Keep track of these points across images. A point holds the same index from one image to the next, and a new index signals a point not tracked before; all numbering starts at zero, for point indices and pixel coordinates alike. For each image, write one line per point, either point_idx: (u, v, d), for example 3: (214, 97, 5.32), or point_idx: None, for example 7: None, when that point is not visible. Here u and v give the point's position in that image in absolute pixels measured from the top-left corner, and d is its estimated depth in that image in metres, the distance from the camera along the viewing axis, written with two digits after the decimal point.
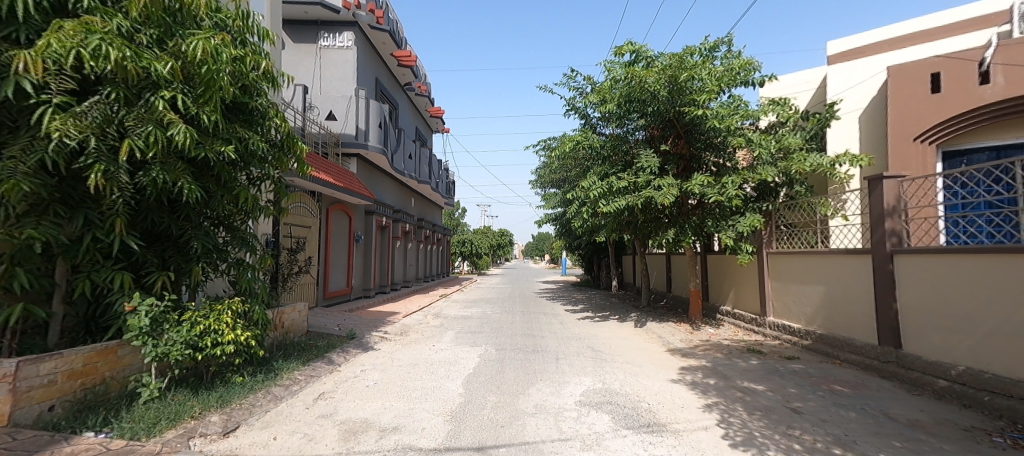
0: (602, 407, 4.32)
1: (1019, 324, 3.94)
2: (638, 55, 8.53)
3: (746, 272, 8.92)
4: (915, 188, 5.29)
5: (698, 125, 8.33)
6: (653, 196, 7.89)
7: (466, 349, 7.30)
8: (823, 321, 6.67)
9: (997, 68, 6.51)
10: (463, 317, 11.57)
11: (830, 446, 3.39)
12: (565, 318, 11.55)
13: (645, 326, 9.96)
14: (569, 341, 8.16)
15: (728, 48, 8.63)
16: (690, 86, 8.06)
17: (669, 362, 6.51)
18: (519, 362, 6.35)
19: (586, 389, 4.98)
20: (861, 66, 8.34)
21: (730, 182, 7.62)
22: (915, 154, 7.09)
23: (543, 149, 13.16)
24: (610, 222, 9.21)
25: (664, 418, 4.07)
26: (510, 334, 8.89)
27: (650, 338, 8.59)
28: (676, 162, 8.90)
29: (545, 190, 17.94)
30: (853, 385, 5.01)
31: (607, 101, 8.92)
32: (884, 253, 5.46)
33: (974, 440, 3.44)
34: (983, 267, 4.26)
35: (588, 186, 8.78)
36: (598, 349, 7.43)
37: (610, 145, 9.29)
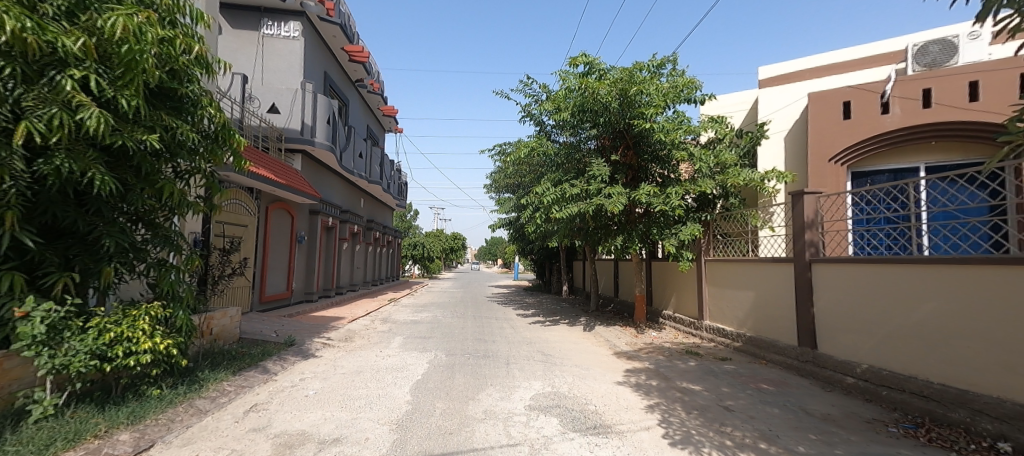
0: (551, 411, 4.37)
1: (910, 327, 4.45)
2: (591, 66, 8.84)
3: (686, 278, 9.42)
4: (831, 203, 5.81)
5: (646, 136, 8.72)
6: (603, 203, 8.12)
7: (414, 355, 7.13)
8: (752, 324, 7.18)
9: (895, 100, 7.36)
10: (412, 322, 11.30)
11: (756, 441, 3.65)
12: (516, 322, 11.62)
13: (593, 330, 10.20)
14: (518, 345, 8.21)
15: (673, 67, 9.13)
16: (638, 100, 8.37)
17: (615, 365, 6.71)
18: (469, 367, 6.29)
19: (535, 394, 5.02)
20: (786, 91, 9.12)
21: (674, 193, 8.00)
22: (831, 173, 7.80)
23: (498, 154, 13.25)
24: (563, 228, 9.42)
25: (610, 419, 4.19)
26: (461, 339, 8.79)
27: (598, 341, 8.84)
28: (625, 171, 9.23)
29: (500, 195, 17.97)
30: (777, 383, 5.44)
31: (561, 110, 9.19)
32: (804, 262, 5.95)
33: (874, 431, 3.84)
34: (884, 276, 4.76)
35: (542, 192, 8.94)
36: (547, 353, 7.51)
37: (564, 153, 9.60)
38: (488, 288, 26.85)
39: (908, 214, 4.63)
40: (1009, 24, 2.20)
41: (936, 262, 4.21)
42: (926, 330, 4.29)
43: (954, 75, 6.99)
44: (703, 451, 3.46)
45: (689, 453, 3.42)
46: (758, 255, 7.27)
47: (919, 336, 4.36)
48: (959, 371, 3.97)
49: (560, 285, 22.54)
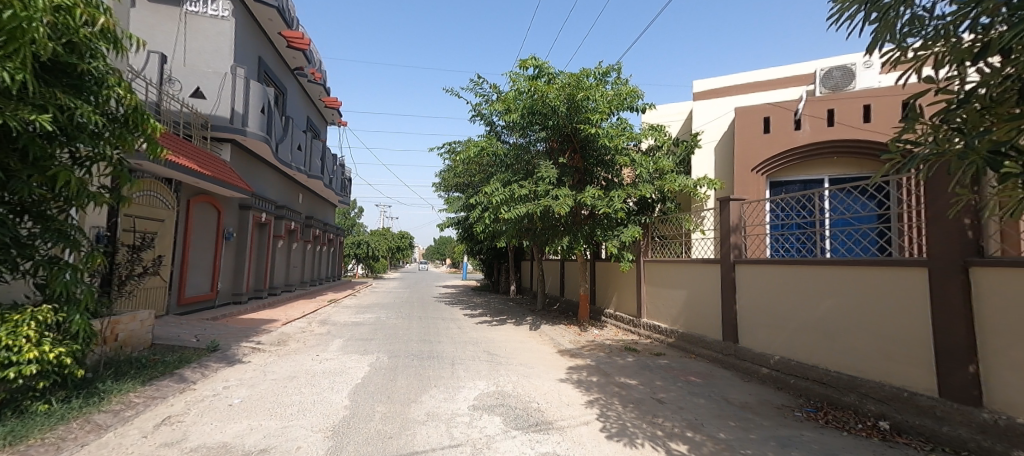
0: (494, 410, 4.38)
1: (814, 321, 4.96)
2: (541, 70, 9.01)
3: (627, 277, 9.83)
4: (752, 209, 6.31)
5: (592, 141, 9.00)
6: (551, 205, 8.26)
7: (354, 358, 6.85)
8: (683, 321, 7.64)
9: (806, 118, 8.16)
10: (354, 324, 10.86)
11: (684, 430, 3.89)
12: (463, 322, 11.55)
13: (539, 329, 10.36)
14: (464, 345, 8.15)
15: (618, 75, 9.49)
16: (585, 105, 8.55)
17: (558, 363, 6.87)
18: (412, 369, 6.15)
19: (479, 393, 5.00)
20: (717, 104, 9.81)
21: (617, 196, 8.32)
22: (753, 182, 8.50)
23: (447, 152, 13.08)
24: (511, 228, 9.48)
25: (551, 416, 4.27)
26: (405, 340, 8.58)
27: (543, 340, 9.00)
28: (572, 174, 9.46)
29: (449, 194, 17.72)
30: (704, 375, 5.83)
31: (511, 110, 9.29)
32: (729, 263, 6.44)
33: (783, 416, 4.24)
34: (796, 276, 5.26)
35: (491, 191, 8.95)
36: (492, 352, 7.52)
37: (513, 154, 9.74)
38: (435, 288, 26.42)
39: (813, 221, 5.16)
40: (891, 56, 2.52)
41: (836, 263, 4.72)
42: (826, 324, 4.79)
43: (853, 98, 7.87)
44: (636, 443, 3.63)
45: (624, 445, 3.57)
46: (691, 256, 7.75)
47: (821, 330, 4.85)
48: (851, 359, 4.47)
49: (508, 285, 22.64)
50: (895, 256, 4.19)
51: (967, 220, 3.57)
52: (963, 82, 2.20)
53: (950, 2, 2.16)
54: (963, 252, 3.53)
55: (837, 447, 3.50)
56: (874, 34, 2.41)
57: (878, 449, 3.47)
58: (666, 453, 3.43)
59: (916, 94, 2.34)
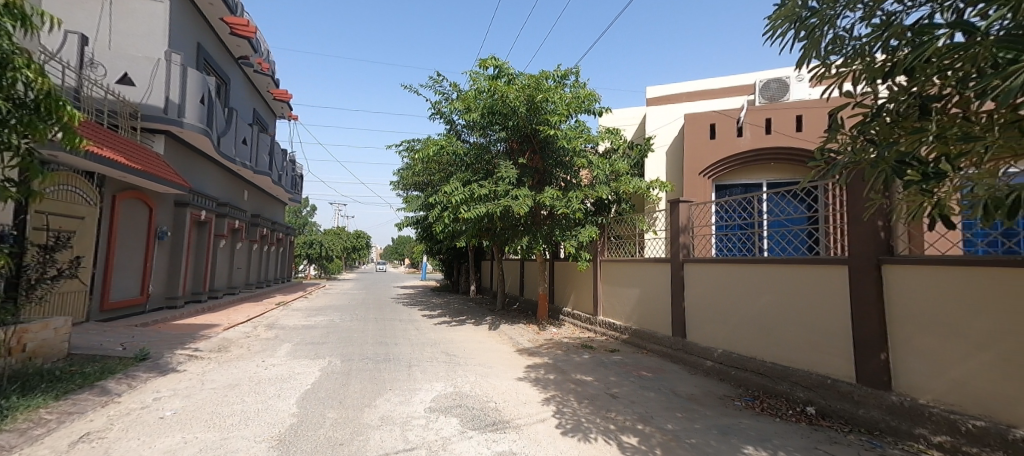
0: (451, 411, 4.33)
1: (753, 316, 5.28)
2: (501, 70, 9.04)
3: (584, 276, 10.04)
4: (699, 211, 6.61)
5: (551, 142, 9.11)
6: (510, 205, 8.28)
7: (304, 363, 6.54)
8: (636, 318, 7.91)
9: (747, 126, 8.68)
10: (304, 327, 10.39)
11: (635, 423, 4.02)
12: (421, 323, 11.34)
13: (498, 329, 10.35)
14: (422, 347, 8.00)
15: (576, 78, 9.65)
16: (544, 107, 8.67)
17: (516, 362, 6.90)
18: (366, 372, 5.96)
19: (436, 395, 4.93)
20: (668, 110, 10.23)
21: (575, 197, 8.46)
22: (701, 185, 8.94)
23: (406, 150, 12.80)
24: (471, 228, 9.42)
25: (508, 415, 4.28)
26: (359, 343, 8.30)
27: (502, 339, 9.01)
28: (532, 175, 9.53)
29: (407, 193, 17.33)
30: (654, 370, 6.07)
31: (471, 110, 9.27)
32: (678, 262, 6.73)
33: (725, 405, 4.50)
34: (738, 274, 5.58)
35: (450, 191, 8.84)
36: (451, 353, 7.44)
37: (474, 154, 9.66)
38: (392, 289, 25.76)
39: (752, 222, 5.49)
40: (818, 71, 2.74)
41: (772, 262, 5.05)
42: (763, 318, 5.12)
43: (788, 108, 8.46)
44: (591, 437, 3.71)
45: (578, 440, 3.64)
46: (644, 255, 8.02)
47: (760, 324, 5.17)
48: (784, 351, 4.81)
49: (468, 285, 22.47)
50: (823, 255, 4.53)
51: (880, 222, 3.92)
52: (875, 97, 2.43)
53: (865, 25, 2.38)
54: (877, 250, 3.88)
55: (771, 432, 3.76)
56: (802, 51, 2.61)
57: (806, 433, 3.75)
58: (618, 446, 3.53)
59: (838, 107, 2.55)
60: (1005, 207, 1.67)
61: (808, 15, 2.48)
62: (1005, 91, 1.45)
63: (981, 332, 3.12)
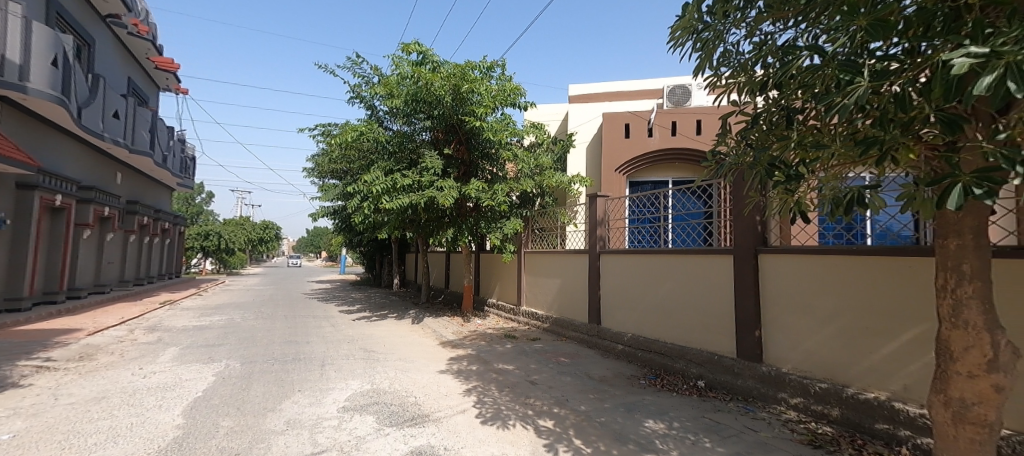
0: (367, 409, 4.16)
1: (657, 302, 5.76)
2: (425, 56, 8.78)
3: (508, 268, 10.17)
4: (615, 205, 7.00)
5: (477, 134, 9.05)
6: (435, 196, 8.08)
7: (197, 368, 5.84)
8: (556, 307, 8.23)
9: (657, 127, 9.39)
10: (198, 328, 9.26)
11: (552, 407, 4.20)
12: (337, 319, 10.71)
13: (421, 322, 10.12)
14: (337, 344, 7.56)
15: (502, 71, 9.65)
16: (470, 97, 8.57)
17: (438, 355, 6.81)
18: (272, 374, 5.48)
19: (351, 393, 4.69)
20: (588, 108, 10.70)
21: (500, 190, 8.47)
22: (616, 181, 9.51)
23: (321, 135, 11.91)
24: (393, 219, 9.06)
25: (428, 408, 4.22)
26: (265, 343, 7.61)
27: (425, 333, 8.83)
28: (458, 166, 9.40)
29: (323, 181, 16.14)
30: (572, 355, 6.37)
31: (394, 96, 8.93)
32: (595, 253, 7.12)
33: (632, 384, 4.88)
34: (646, 264, 6.04)
35: (370, 180, 8.38)
36: (369, 350, 7.13)
37: (396, 142, 9.27)
38: (306, 284, 23.95)
39: (658, 217, 5.93)
40: (710, 81, 3.03)
41: (674, 253, 5.54)
42: (666, 304, 5.61)
43: (691, 113, 9.30)
44: (509, 424, 3.81)
45: (497, 428, 3.71)
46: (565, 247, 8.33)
47: (663, 309, 5.66)
48: (681, 333, 5.32)
49: (390, 278, 21.64)
50: (715, 247, 5.04)
51: (758, 218, 4.45)
52: (754, 107, 2.75)
53: (749, 42, 2.69)
54: (755, 242, 4.44)
55: (669, 406, 4.15)
56: (697, 61, 2.87)
57: (696, 404, 4.21)
58: (534, 430, 3.66)
59: (726, 114, 2.85)
60: (843, 205, 2.01)
61: (703, 30, 2.75)
62: (843, 107, 1.75)
63: (829, 309, 3.74)
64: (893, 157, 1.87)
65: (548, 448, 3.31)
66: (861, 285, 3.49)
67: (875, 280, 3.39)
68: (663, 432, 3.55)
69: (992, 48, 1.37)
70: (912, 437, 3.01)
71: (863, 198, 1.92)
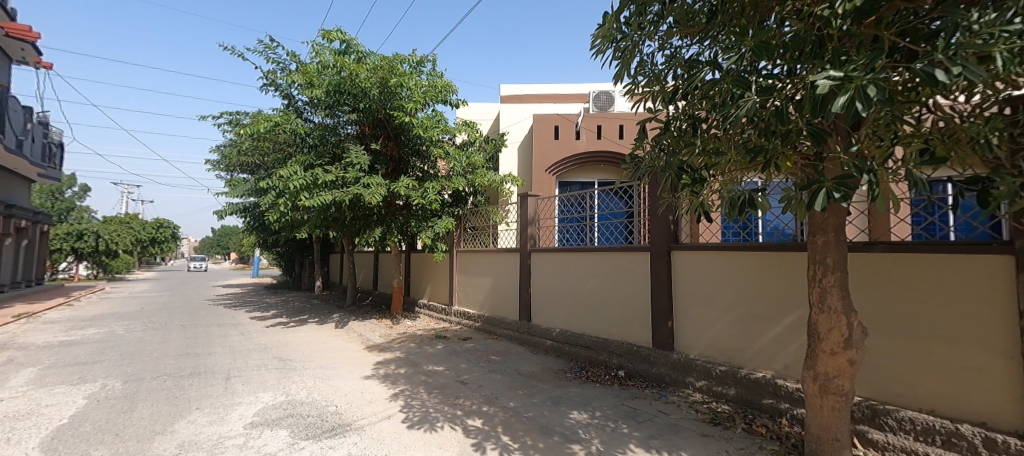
0: (280, 423, 3.86)
1: (583, 298, 6.01)
2: (348, 46, 8.34)
3: (440, 268, 10.00)
4: (545, 205, 7.15)
5: (406, 129, 8.76)
6: (361, 193, 7.67)
7: (66, 391, 5.01)
8: (488, 306, 8.27)
9: (584, 130, 9.79)
10: (71, 344, 7.96)
11: (481, 406, 4.21)
12: (249, 327, 9.80)
13: (346, 326, 9.59)
14: (248, 354, 6.92)
15: (433, 67, 9.43)
16: (398, 92, 8.26)
17: (363, 359, 6.50)
18: (165, 392, 4.87)
19: (262, 407, 4.32)
20: (520, 109, 10.83)
21: (431, 188, 8.26)
22: (546, 181, 9.75)
23: (229, 123, 10.81)
24: (314, 217, 8.48)
25: (350, 417, 4.01)
26: (158, 357, 6.74)
27: (350, 337, 8.39)
28: (386, 162, 9.03)
29: (232, 176, 14.67)
30: (502, 353, 6.42)
31: (314, 85, 8.40)
32: (525, 251, 7.25)
33: (559, 378, 5.04)
34: (573, 262, 6.26)
35: (287, 175, 7.76)
36: (285, 358, 6.61)
37: (318, 134, 8.70)
38: (212, 289, 21.63)
39: (585, 216, 6.16)
40: (629, 88, 3.21)
41: (598, 251, 5.81)
42: (591, 299, 5.87)
43: (615, 118, 9.83)
44: (437, 427, 3.74)
45: (423, 431, 3.64)
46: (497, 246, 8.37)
47: (588, 304, 5.91)
48: (605, 326, 5.59)
49: (312, 281, 20.27)
50: (634, 245, 5.36)
51: (670, 218, 4.78)
52: (667, 115, 2.96)
53: (662, 54, 2.89)
54: (668, 240, 4.79)
55: (592, 397, 4.35)
56: (617, 69, 3.03)
57: (617, 393, 4.47)
58: (462, 430, 3.64)
59: (643, 120, 3.04)
60: (738, 205, 2.26)
61: (621, 39, 2.91)
62: (735, 117, 1.97)
63: (728, 299, 4.16)
64: (775, 164, 2.14)
65: (476, 448, 3.31)
66: (753, 278, 3.92)
67: (764, 273, 3.83)
68: (585, 422, 3.71)
69: (845, 72, 1.62)
70: (790, 409, 3.44)
71: (753, 200, 2.17)
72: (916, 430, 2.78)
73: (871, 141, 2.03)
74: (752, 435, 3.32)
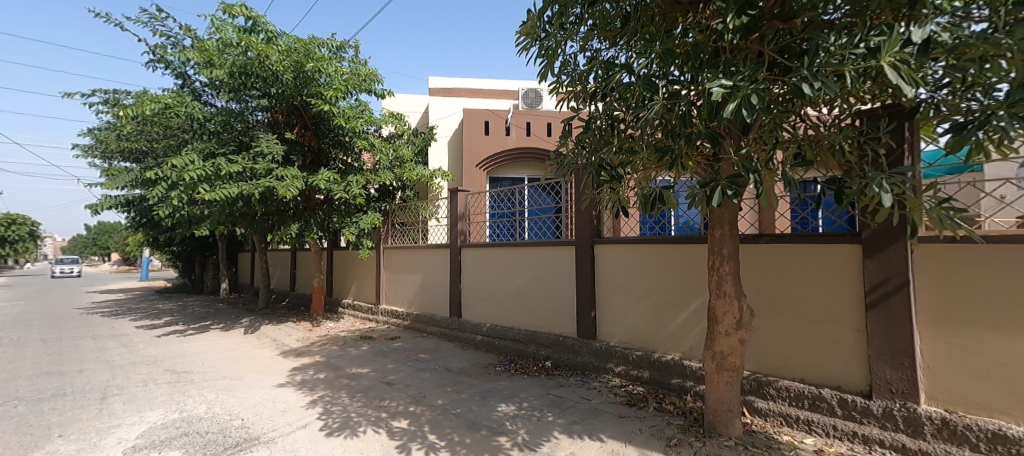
0: (172, 443, 3.45)
1: (512, 291, 6.10)
2: (255, 23, 7.59)
3: (366, 265, 9.55)
4: (475, 200, 7.10)
5: (325, 119, 8.19)
6: (273, 186, 7.01)
7: None
8: (417, 303, 8.07)
9: (513, 127, 9.91)
10: None
11: (407, 406, 4.10)
12: (137, 337, 8.61)
13: (257, 331, 8.80)
14: (133, 368, 6.08)
15: (355, 54, 8.90)
16: (316, 78, 7.67)
17: (277, 366, 6.02)
18: (21, 419, 4.12)
19: (150, 427, 3.83)
20: (449, 102, 10.64)
21: (355, 181, 7.80)
22: (477, 177, 9.67)
23: (106, 104, 9.34)
24: (217, 212, 7.63)
25: (259, 430, 3.70)
26: (12, 378, 5.68)
27: (263, 343, 7.71)
28: (302, 153, 8.36)
29: (111, 164, 12.72)
30: (431, 351, 6.31)
31: (215, 66, 7.60)
32: (455, 247, 7.16)
33: (489, 372, 5.08)
34: (503, 256, 6.32)
35: (182, 165, 6.90)
36: (183, 370, 5.91)
37: (220, 120, 7.84)
38: (88, 295, 18.65)
39: (515, 212, 6.23)
40: (554, 87, 3.30)
41: (526, 245, 5.92)
42: (520, 293, 5.97)
43: (543, 115, 10.11)
44: (358, 432, 3.58)
45: (343, 438, 3.46)
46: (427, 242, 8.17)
47: (518, 298, 6.00)
48: (533, 319, 5.72)
49: (217, 283, 18.30)
50: (560, 239, 5.54)
51: (593, 213, 5.02)
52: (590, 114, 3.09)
53: (584, 56, 3.00)
54: (591, 234, 5.02)
55: (520, 389, 4.44)
56: (542, 66, 3.09)
57: (543, 383, 4.61)
58: (386, 433, 3.52)
59: (568, 118, 3.14)
60: (649, 202, 2.43)
61: (545, 38, 2.97)
62: (645, 119, 2.11)
63: (643, 289, 4.46)
64: (681, 164, 2.32)
65: (400, 449, 3.22)
66: (666, 268, 4.24)
67: (673, 264, 4.16)
68: (512, 414, 3.78)
69: (734, 82, 1.81)
70: (694, 386, 3.80)
71: (662, 197, 2.36)
72: (790, 396, 3.21)
73: (757, 146, 2.29)
74: (662, 412, 3.62)
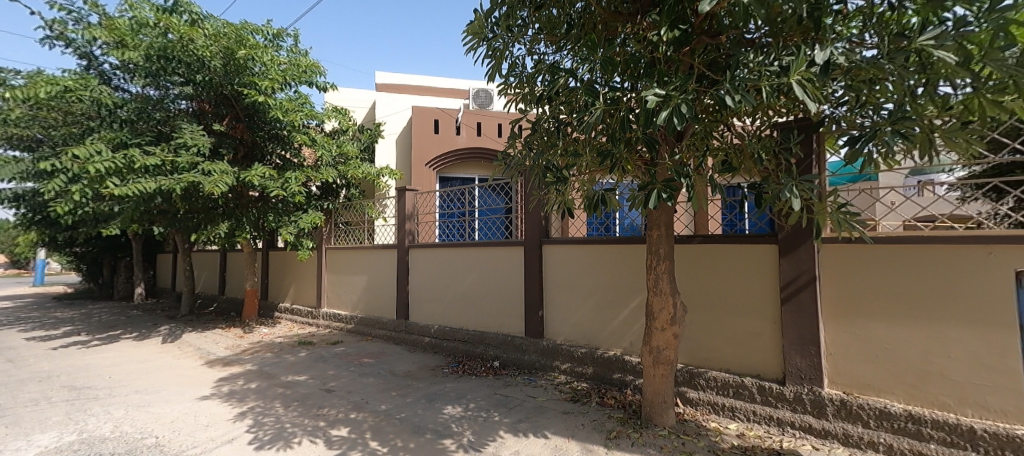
0: None
1: (461, 292, 6.05)
2: (178, 3, 6.97)
3: (306, 267, 9.05)
4: (424, 200, 6.94)
5: (260, 111, 7.65)
6: (197, 182, 6.39)
7: None
8: (362, 306, 7.78)
9: (463, 126, 9.86)
10: None
11: (348, 413, 3.94)
12: (28, 350, 7.57)
13: (179, 340, 8.05)
14: (22, 386, 5.33)
15: (294, 43, 8.40)
16: (249, 67, 7.13)
17: (202, 377, 5.55)
18: None
19: (43, 453, 3.38)
20: (397, 98, 10.35)
21: (293, 178, 7.34)
22: (426, 176, 9.48)
23: None
24: (130, 209, 6.89)
25: (178, 448, 3.38)
26: None
27: (185, 352, 7.06)
28: (233, 147, 7.75)
29: None
30: (376, 355, 6.10)
31: (127, 47, 6.93)
32: (403, 247, 6.98)
33: (435, 375, 4.99)
34: (451, 257, 6.26)
35: (86, 155, 6.16)
36: (86, 386, 5.27)
37: (134, 108, 7.09)
38: None
39: (465, 212, 6.21)
40: (503, 89, 3.32)
41: (475, 246, 5.90)
42: (468, 293, 5.94)
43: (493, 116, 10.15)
44: (293, 443, 3.38)
45: (276, 450, 3.25)
46: (373, 242, 7.90)
47: (466, 298, 5.97)
48: (481, 319, 5.71)
49: (131, 287, 16.52)
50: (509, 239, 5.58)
51: (541, 214, 5.10)
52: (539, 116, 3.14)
53: (533, 59, 3.05)
54: (539, 235, 5.10)
55: (467, 390, 4.41)
56: (490, 68, 3.09)
57: (491, 383, 4.61)
58: (323, 443, 3.35)
59: (517, 120, 3.17)
60: (592, 204, 2.51)
61: (492, 39, 2.98)
62: (587, 124, 2.18)
63: (587, 288, 4.59)
64: (621, 167, 2.42)
65: None
66: (609, 267, 4.40)
67: (616, 264, 4.33)
68: (458, 416, 3.75)
69: (668, 91, 1.92)
70: (633, 380, 3.98)
71: (604, 199, 2.44)
72: (717, 386, 3.45)
73: (690, 152, 2.45)
74: (604, 407, 3.75)
